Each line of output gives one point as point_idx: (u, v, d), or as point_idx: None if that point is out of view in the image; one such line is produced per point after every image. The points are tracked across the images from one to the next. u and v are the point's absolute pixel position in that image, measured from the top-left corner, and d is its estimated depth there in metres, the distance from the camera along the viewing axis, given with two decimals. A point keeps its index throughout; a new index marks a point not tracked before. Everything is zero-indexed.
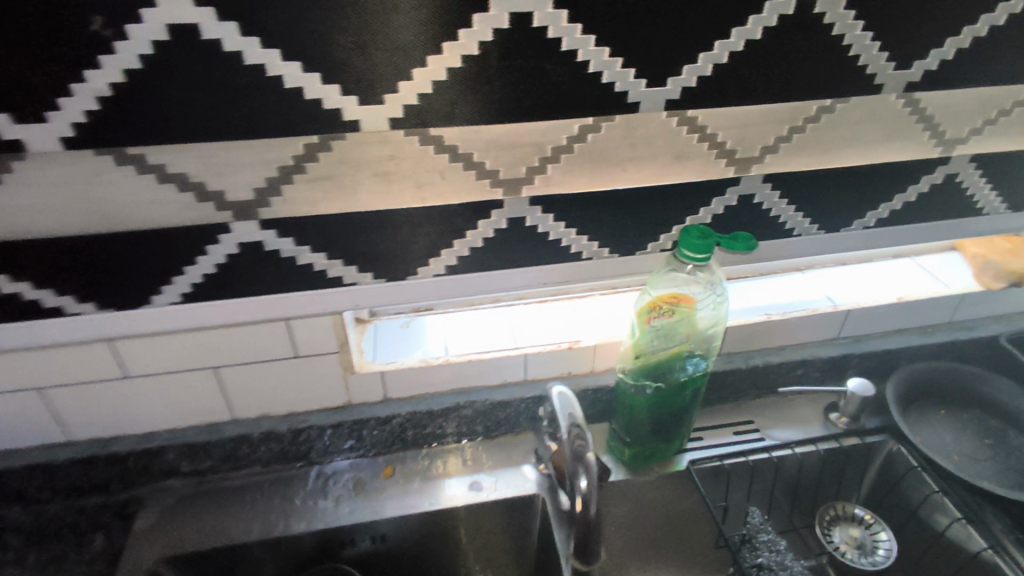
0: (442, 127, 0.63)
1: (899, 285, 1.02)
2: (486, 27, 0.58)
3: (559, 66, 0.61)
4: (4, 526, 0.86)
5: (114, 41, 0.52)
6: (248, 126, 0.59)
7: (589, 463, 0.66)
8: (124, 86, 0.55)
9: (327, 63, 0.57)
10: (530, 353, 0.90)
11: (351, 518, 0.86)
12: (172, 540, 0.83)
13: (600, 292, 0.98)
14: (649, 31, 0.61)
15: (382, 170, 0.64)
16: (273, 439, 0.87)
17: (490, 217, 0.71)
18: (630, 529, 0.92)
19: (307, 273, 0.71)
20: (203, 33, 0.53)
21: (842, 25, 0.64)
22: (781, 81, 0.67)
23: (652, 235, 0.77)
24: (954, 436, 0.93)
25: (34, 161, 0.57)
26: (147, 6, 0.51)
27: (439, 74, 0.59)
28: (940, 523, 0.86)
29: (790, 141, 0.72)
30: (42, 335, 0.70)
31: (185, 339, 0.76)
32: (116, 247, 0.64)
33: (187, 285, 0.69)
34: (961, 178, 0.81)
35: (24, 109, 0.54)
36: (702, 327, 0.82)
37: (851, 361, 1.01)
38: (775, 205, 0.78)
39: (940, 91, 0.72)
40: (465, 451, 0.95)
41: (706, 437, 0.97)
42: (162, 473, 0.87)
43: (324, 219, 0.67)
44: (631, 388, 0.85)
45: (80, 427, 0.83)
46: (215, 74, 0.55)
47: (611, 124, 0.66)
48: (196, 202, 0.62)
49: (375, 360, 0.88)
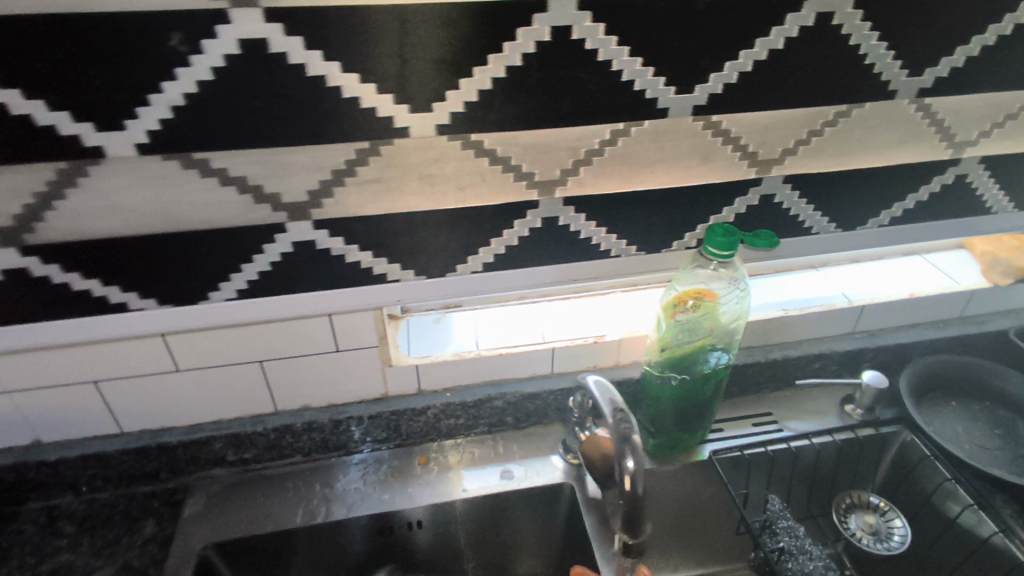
0: (484, 132, 0.67)
1: (911, 282, 1.05)
2: (528, 39, 0.62)
3: (594, 75, 0.65)
4: (59, 514, 0.89)
5: (188, 55, 0.57)
6: (307, 132, 0.63)
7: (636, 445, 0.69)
8: (195, 96, 0.59)
9: (382, 73, 0.61)
10: (558, 347, 0.94)
11: (390, 505, 0.90)
12: (219, 525, 0.88)
13: (621, 289, 1.01)
14: (678, 42, 0.65)
15: (428, 173, 0.68)
16: (315, 429, 0.91)
17: (526, 216, 0.75)
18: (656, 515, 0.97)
19: (354, 270, 0.75)
20: (270, 47, 0.58)
21: (859, 35, 0.68)
22: (801, 88, 0.71)
23: (678, 233, 0.81)
24: (966, 426, 0.96)
25: (110, 166, 0.61)
26: (221, 22, 0.56)
27: (483, 83, 0.64)
28: (952, 510, 0.90)
29: (808, 144, 0.76)
30: (106, 329, 0.74)
31: (235, 333, 0.80)
32: (180, 245, 0.68)
33: (243, 282, 0.73)
34: (971, 178, 0.85)
35: (105, 118, 0.58)
36: (724, 321, 0.87)
37: (865, 355, 1.05)
38: (795, 205, 0.82)
39: (951, 96, 0.76)
40: (495, 441, 0.99)
41: (727, 428, 1.01)
42: (208, 462, 0.92)
43: (372, 218, 0.71)
44: (657, 379, 0.89)
45: (131, 419, 0.87)
46: (279, 85, 0.60)
47: (641, 128, 0.70)
48: (255, 203, 0.67)
49: (410, 354, 0.92)
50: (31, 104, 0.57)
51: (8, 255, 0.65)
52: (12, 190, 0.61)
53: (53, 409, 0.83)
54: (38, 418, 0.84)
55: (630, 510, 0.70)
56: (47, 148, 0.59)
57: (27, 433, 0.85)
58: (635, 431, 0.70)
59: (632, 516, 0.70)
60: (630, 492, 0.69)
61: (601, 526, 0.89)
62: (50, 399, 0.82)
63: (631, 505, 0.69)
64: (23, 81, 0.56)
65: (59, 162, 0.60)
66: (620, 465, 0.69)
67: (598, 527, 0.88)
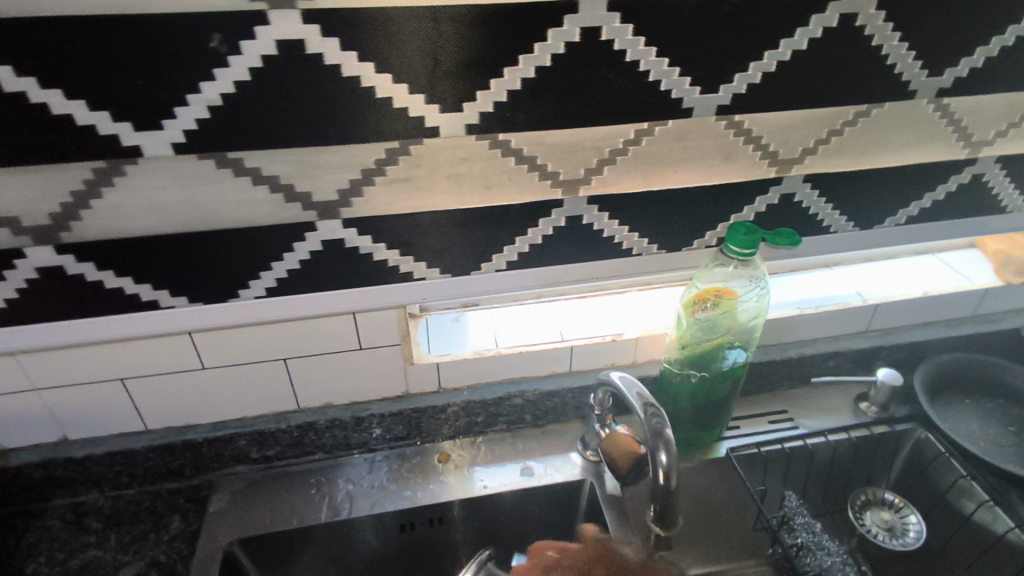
0: (512, 132, 0.68)
1: (924, 280, 1.06)
2: (558, 40, 0.63)
3: (621, 75, 0.67)
4: (85, 510, 0.90)
5: (227, 56, 0.58)
6: (339, 132, 0.64)
7: (669, 440, 0.71)
8: (232, 96, 0.60)
9: (414, 73, 0.62)
10: (576, 345, 0.95)
11: (412, 502, 0.91)
12: (244, 522, 0.89)
13: (636, 288, 1.03)
14: (704, 42, 0.66)
15: (456, 172, 0.69)
16: (337, 426, 0.92)
17: (550, 215, 0.76)
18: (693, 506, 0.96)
19: (381, 268, 0.76)
20: (307, 48, 0.59)
21: (881, 36, 0.69)
22: (823, 88, 0.72)
23: (699, 232, 0.83)
24: (980, 423, 0.97)
25: (147, 165, 0.62)
26: (259, 24, 0.57)
27: (513, 83, 0.65)
28: (967, 509, 0.91)
29: (828, 143, 0.77)
30: (136, 327, 0.75)
31: (261, 332, 0.81)
32: (212, 243, 0.69)
33: (272, 280, 0.74)
34: (987, 177, 0.86)
35: (143, 117, 0.60)
36: (743, 319, 0.87)
37: (879, 353, 1.06)
38: (814, 204, 0.83)
39: (970, 96, 0.77)
40: (515, 439, 1.00)
41: (743, 426, 1.03)
42: (232, 459, 0.93)
43: (400, 217, 0.72)
44: (676, 376, 0.90)
45: (157, 416, 0.87)
46: (314, 85, 0.61)
47: (665, 128, 0.71)
48: (287, 202, 0.68)
49: (430, 352, 0.93)
50: (72, 104, 0.58)
51: (43, 253, 0.66)
52: (49, 188, 0.62)
53: (79, 407, 0.84)
54: (64, 416, 0.84)
55: (662, 504, 0.72)
56: (86, 147, 0.60)
57: (53, 430, 0.86)
58: (667, 425, 0.71)
59: (664, 510, 0.73)
60: (664, 485, 0.71)
61: (622, 521, 0.89)
62: (77, 398, 0.83)
63: (663, 499, 0.72)
64: (64, 82, 0.57)
65: (97, 161, 0.61)
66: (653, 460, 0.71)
67: (619, 521, 0.89)
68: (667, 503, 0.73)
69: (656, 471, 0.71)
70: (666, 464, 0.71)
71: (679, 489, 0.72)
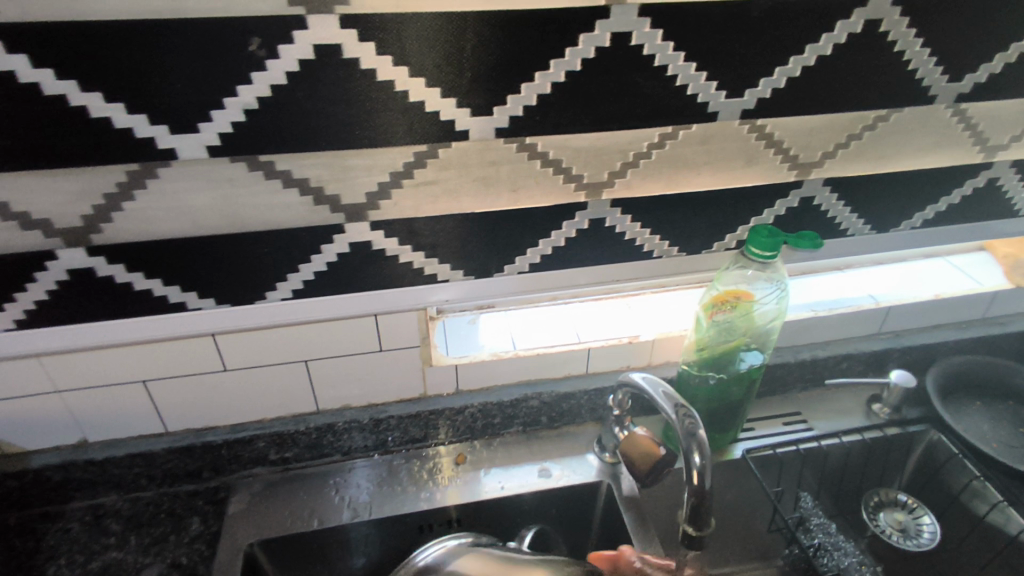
0: (540, 135, 0.69)
1: (935, 283, 1.07)
2: (589, 45, 0.64)
3: (649, 80, 0.67)
4: (104, 512, 0.90)
5: (265, 60, 0.58)
6: (370, 134, 0.65)
7: (702, 440, 0.71)
8: (268, 100, 0.61)
9: (447, 77, 0.63)
10: (594, 347, 0.95)
11: (430, 503, 0.91)
12: (263, 523, 0.89)
13: (650, 290, 1.02)
14: (732, 48, 0.67)
15: (483, 175, 0.70)
16: (355, 428, 0.93)
17: (574, 218, 0.77)
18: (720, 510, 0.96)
19: (406, 270, 0.77)
20: (343, 52, 0.59)
21: (903, 42, 0.71)
22: (845, 92, 0.73)
23: (719, 235, 0.84)
24: (992, 424, 0.98)
25: (180, 168, 0.63)
26: (297, 28, 0.57)
27: (543, 87, 0.65)
28: (979, 510, 0.92)
29: (847, 147, 0.78)
30: (162, 329, 0.75)
31: (283, 334, 0.81)
32: (240, 245, 0.70)
33: (298, 282, 0.74)
34: (1002, 181, 0.87)
35: (179, 120, 0.60)
36: (760, 322, 0.88)
37: (892, 355, 1.07)
38: (832, 207, 0.84)
39: (987, 101, 0.78)
40: (531, 440, 1.01)
41: (758, 427, 1.03)
42: (250, 461, 0.93)
43: (426, 219, 0.72)
44: (695, 378, 0.90)
45: (178, 418, 0.87)
46: (349, 88, 0.62)
47: (689, 132, 0.72)
48: (316, 205, 0.68)
49: (448, 354, 0.93)
50: (110, 107, 0.58)
51: (74, 255, 0.66)
52: (83, 191, 0.62)
53: (101, 409, 0.84)
54: (86, 418, 0.84)
55: (695, 503, 0.70)
56: (121, 149, 0.60)
57: (74, 432, 0.86)
58: (700, 426, 0.72)
59: (698, 510, 0.70)
60: (697, 485, 0.70)
61: (640, 524, 0.89)
62: (100, 400, 0.83)
63: (697, 498, 0.70)
64: (104, 85, 0.57)
65: (132, 164, 0.62)
66: (686, 459, 0.71)
67: (637, 524, 0.89)
68: (701, 503, 0.70)
69: (690, 470, 0.70)
70: (700, 465, 0.70)
71: (714, 490, 0.70)
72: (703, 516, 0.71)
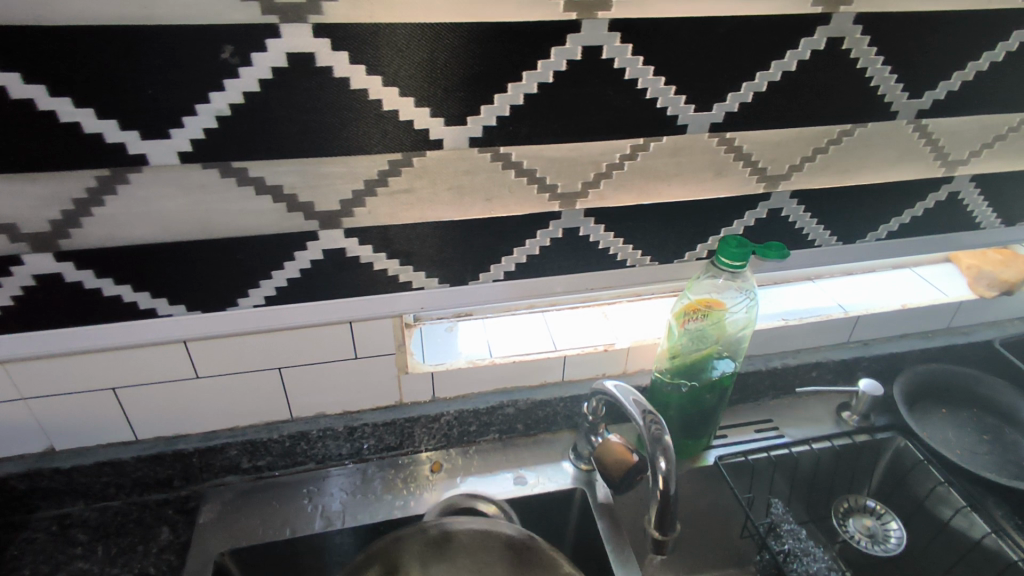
0: (513, 146, 0.70)
1: (902, 293, 1.10)
2: (561, 58, 0.65)
3: (620, 92, 0.69)
4: (70, 522, 0.89)
5: (237, 67, 0.59)
6: (342, 142, 0.65)
7: (667, 446, 0.72)
8: (240, 107, 0.61)
9: (421, 88, 0.64)
10: (569, 355, 0.96)
11: (404, 511, 0.91)
12: (234, 533, 0.88)
13: (627, 298, 1.05)
14: (700, 63, 0.69)
15: (458, 183, 0.71)
16: (330, 436, 0.92)
17: (548, 227, 0.77)
18: (701, 515, 0.98)
19: (380, 277, 0.77)
20: (316, 60, 0.60)
21: (866, 60, 0.73)
22: (810, 107, 0.75)
23: (690, 246, 0.85)
24: (956, 431, 1.00)
25: (152, 174, 0.63)
26: (271, 36, 0.58)
27: (516, 99, 0.66)
28: (944, 515, 0.93)
29: (814, 160, 0.80)
30: (131, 335, 0.75)
31: (256, 341, 0.81)
32: (211, 251, 0.69)
33: (272, 288, 0.74)
34: (962, 195, 0.90)
35: (150, 126, 0.60)
36: (731, 330, 0.89)
37: (861, 363, 1.09)
38: (801, 219, 0.86)
39: (947, 118, 0.81)
40: (508, 448, 1.01)
41: (730, 435, 1.04)
42: (222, 470, 0.92)
43: (400, 227, 0.73)
44: (668, 386, 0.91)
45: (147, 426, 0.86)
46: (321, 95, 0.62)
47: (659, 144, 0.73)
48: (288, 212, 0.68)
49: (424, 361, 0.93)
50: (79, 112, 0.58)
51: (43, 259, 0.66)
52: (51, 195, 0.62)
53: (68, 417, 0.83)
54: (54, 426, 0.83)
55: (662, 508, 0.74)
56: (92, 155, 0.60)
57: (40, 440, 0.84)
58: (666, 432, 0.73)
59: (665, 516, 0.74)
60: (663, 491, 0.73)
61: (614, 531, 0.90)
62: (67, 407, 0.82)
63: (663, 504, 0.74)
64: (73, 90, 0.57)
65: (102, 169, 0.61)
66: (652, 466, 0.73)
67: (611, 531, 0.90)
68: (668, 509, 0.74)
69: (657, 477, 0.73)
70: (666, 471, 0.73)
71: (678, 497, 0.73)
72: (671, 518, 0.75)
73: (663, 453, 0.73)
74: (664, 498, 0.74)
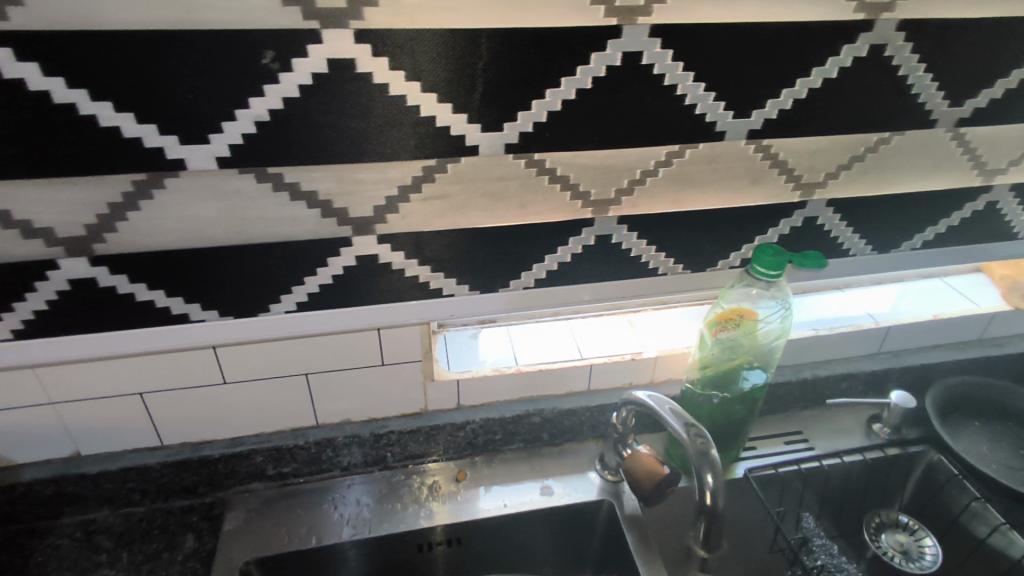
0: (549, 152, 0.69)
1: (933, 304, 1.08)
2: (600, 63, 0.64)
3: (659, 99, 0.68)
4: (95, 528, 0.88)
5: (278, 72, 0.58)
6: (377, 147, 0.65)
7: (715, 460, 0.71)
8: (279, 112, 0.61)
9: (458, 93, 0.63)
10: (596, 363, 0.94)
11: (429, 520, 0.90)
12: (258, 541, 0.87)
13: (653, 307, 1.04)
14: (740, 69, 0.68)
15: (492, 190, 0.70)
16: (356, 443, 0.91)
17: (580, 234, 0.77)
18: (735, 525, 0.96)
19: (410, 284, 0.76)
20: (357, 66, 0.60)
21: (907, 67, 0.72)
22: (849, 113, 0.74)
23: (723, 253, 0.84)
24: (991, 445, 0.98)
25: (189, 178, 0.62)
26: (312, 41, 0.57)
27: (555, 105, 0.66)
28: (980, 532, 0.91)
29: (851, 168, 0.79)
30: (162, 340, 0.74)
31: (284, 346, 0.80)
32: (245, 256, 0.69)
33: (304, 294, 0.74)
34: (1000, 205, 0.88)
35: (189, 130, 0.60)
36: (763, 340, 0.87)
37: (892, 373, 1.07)
38: (836, 227, 0.85)
39: (987, 126, 0.79)
40: (532, 457, 0.99)
41: (760, 447, 1.02)
42: (247, 476, 0.91)
43: (432, 234, 0.72)
44: (698, 397, 0.90)
45: (174, 432, 0.86)
46: (359, 100, 0.62)
47: (695, 150, 0.72)
48: (322, 218, 0.68)
49: (450, 368, 0.92)
50: (120, 116, 0.58)
51: (78, 264, 0.66)
52: (88, 201, 0.62)
53: (95, 422, 0.82)
54: (80, 431, 0.83)
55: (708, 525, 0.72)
56: (130, 159, 0.60)
57: (67, 445, 0.84)
58: (712, 445, 0.72)
59: (711, 532, 0.73)
60: (710, 506, 0.72)
61: (643, 543, 0.88)
62: (93, 413, 0.81)
63: (709, 520, 0.72)
64: (115, 94, 0.57)
65: (140, 174, 0.61)
66: (699, 479, 0.71)
67: (641, 544, 0.88)
68: (714, 526, 0.73)
69: (704, 490, 0.72)
70: (714, 485, 0.71)
71: (726, 510, 0.71)
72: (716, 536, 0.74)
73: (710, 467, 0.71)
74: (711, 512, 0.72)
